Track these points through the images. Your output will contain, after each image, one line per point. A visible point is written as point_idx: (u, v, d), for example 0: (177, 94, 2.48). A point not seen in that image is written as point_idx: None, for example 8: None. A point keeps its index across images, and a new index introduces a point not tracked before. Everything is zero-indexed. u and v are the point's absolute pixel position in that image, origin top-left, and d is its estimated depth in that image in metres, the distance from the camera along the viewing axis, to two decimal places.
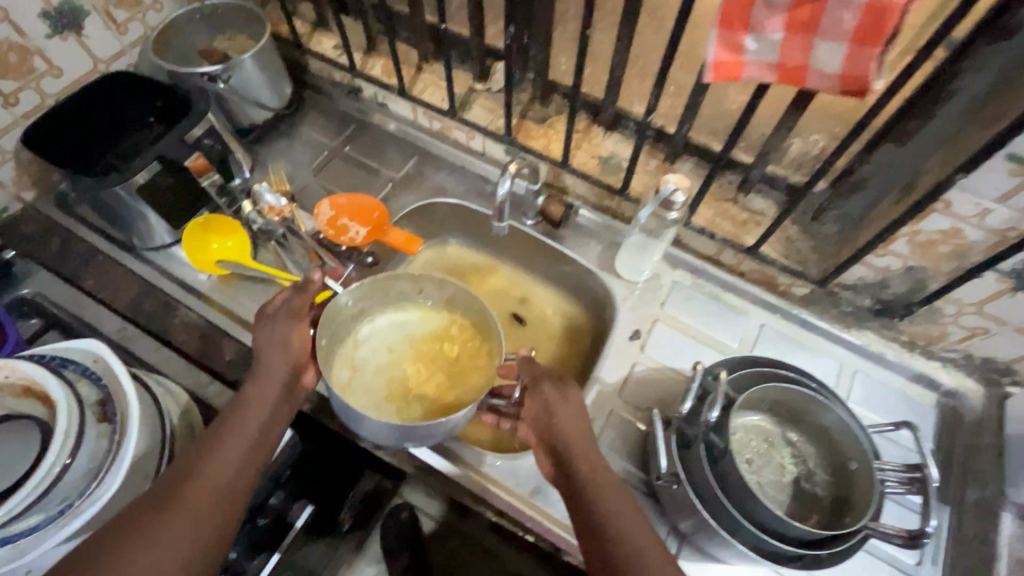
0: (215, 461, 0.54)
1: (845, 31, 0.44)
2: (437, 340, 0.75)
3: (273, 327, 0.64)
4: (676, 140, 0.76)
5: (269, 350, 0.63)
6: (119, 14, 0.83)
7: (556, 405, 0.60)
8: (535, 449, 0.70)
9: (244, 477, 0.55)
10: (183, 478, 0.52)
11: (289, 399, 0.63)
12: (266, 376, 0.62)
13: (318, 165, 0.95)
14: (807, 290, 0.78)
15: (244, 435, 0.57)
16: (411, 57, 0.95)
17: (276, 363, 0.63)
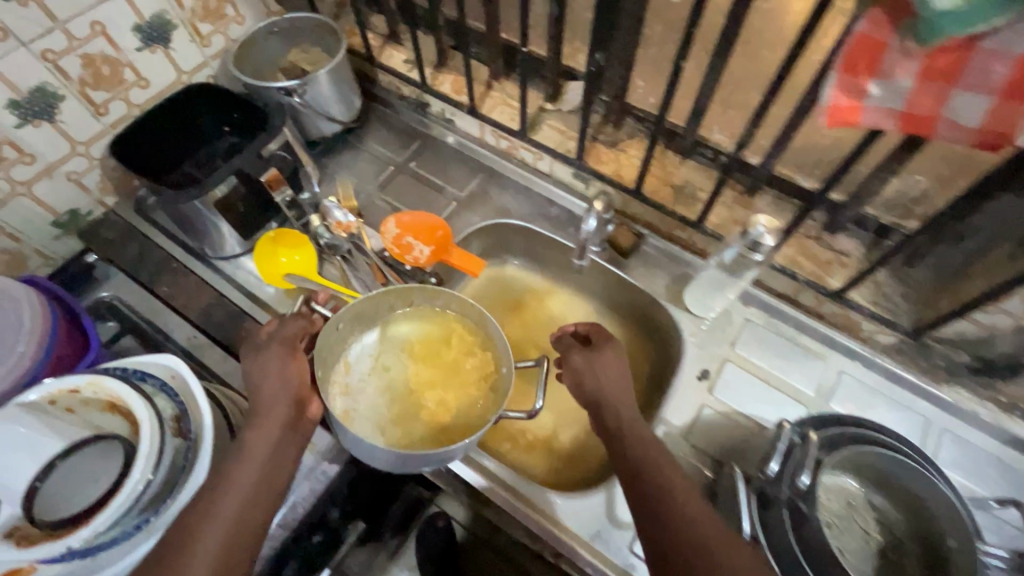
0: (204, 528, 0.50)
1: (994, 85, 0.40)
2: (432, 353, 0.75)
3: (261, 359, 0.60)
4: (761, 174, 0.73)
5: (265, 389, 0.59)
6: (204, 27, 0.85)
7: (607, 369, 0.62)
8: (594, 490, 0.68)
9: (239, 541, 0.51)
10: (179, 543, 0.49)
11: (293, 436, 0.58)
12: (264, 421, 0.57)
13: (383, 180, 0.95)
14: (895, 339, 0.73)
15: (240, 485, 0.53)
16: (481, 74, 0.93)
17: (271, 404, 0.58)
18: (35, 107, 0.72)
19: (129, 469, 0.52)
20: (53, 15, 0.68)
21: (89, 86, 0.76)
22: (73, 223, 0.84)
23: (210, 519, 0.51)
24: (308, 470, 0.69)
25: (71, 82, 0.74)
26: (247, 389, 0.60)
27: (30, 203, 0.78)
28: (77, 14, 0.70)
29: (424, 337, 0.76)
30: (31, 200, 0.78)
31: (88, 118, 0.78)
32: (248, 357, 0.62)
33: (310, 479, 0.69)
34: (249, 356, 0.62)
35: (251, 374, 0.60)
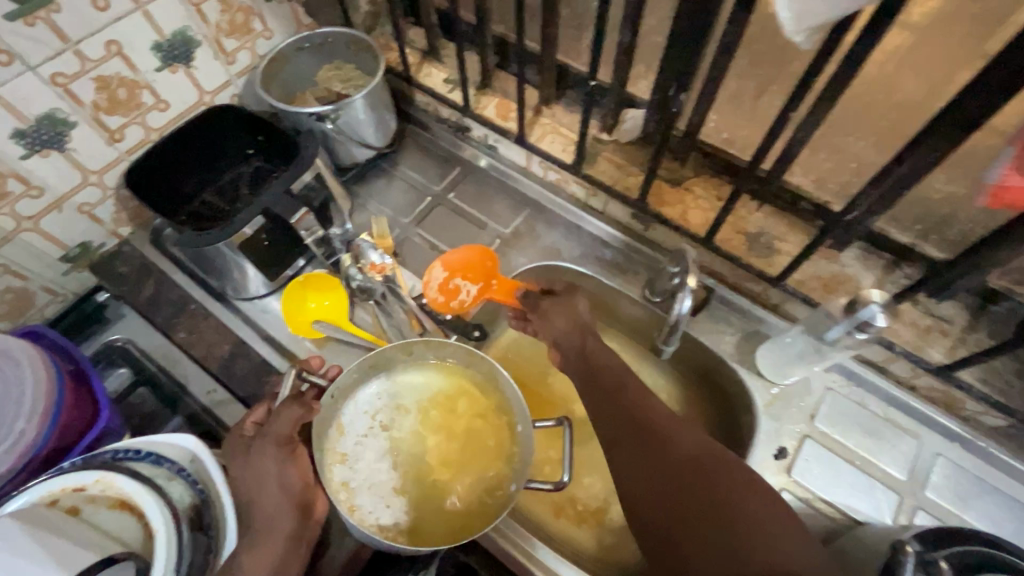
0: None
1: None
2: (436, 412, 0.65)
3: (251, 460, 0.54)
4: (860, 230, 0.64)
5: (260, 501, 0.52)
6: (229, 43, 0.77)
7: (554, 316, 0.68)
8: None
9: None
10: None
11: (298, 548, 0.52)
12: (260, 537, 0.50)
13: (419, 212, 0.87)
14: (1004, 422, 0.64)
15: None
16: (530, 97, 0.85)
17: (268, 517, 0.52)
18: (43, 136, 0.64)
19: None
20: (64, 34, 0.60)
21: (103, 110, 0.68)
22: (83, 257, 0.77)
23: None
24: None
25: (83, 107, 0.66)
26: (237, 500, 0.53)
27: (38, 238, 0.70)
28: (91, 32, 0.62)
29: (426, 393, 0.66)
30: (39, 234, 0.70)
31: (101, 145, 0.71)
32: (231, 461, 0.55)
33: None
34: (234, 459, 0.55)
35: (240, 483, 0.53)
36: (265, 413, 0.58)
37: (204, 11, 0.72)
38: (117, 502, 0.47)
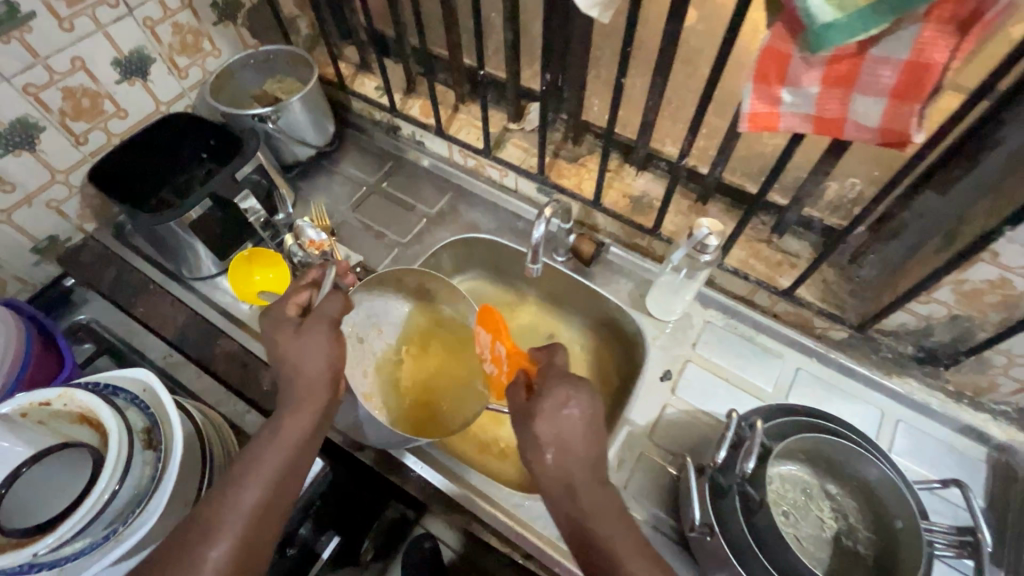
0: (225, 507, 0.52)
1: (885, 88, 0.44)
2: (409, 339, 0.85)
3: (298, 338, 0.61)
4: (710, 182, 0.77)
5: (305, 370, 0.59)
6: (181, 61, 0.90)
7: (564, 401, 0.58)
8: None
9: (263, 523, 0.53)
10: (208, 519, 0.51)
11: (326, 418, 0.60)
12: (297, 401, 0.58)
13: (356, 201, 0.99)
14: (845, 334, 0.76)
15: (270, 469, 0.54)
16: (448, 97, 0.98)
17: (307, 387, 0.59)
18: (15, 138, 0.75)
19: (95, 480, 0.52)
20: (34, 51, 0.72)
21: (69, 116, 0.80)
22: (52, 249, 0.87)
23: (233, 500, 0.52)
24: None
25: (51, 113, 0.77)
26: (280, 367, 0.60)
27: (10, 230, 0.80)
28: (58, 50, 0.74)
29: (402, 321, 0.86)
30: (11, 227, 0.80)
31: (68, 147, 0.82)
32: (275, 332, 0.62)
33: None
34: (281, 330, 0.62)
35: (286, 351, 0.60)
36: (308, 297, 0.66)
37: (158, 32, 0.84)
38: (78, 418, 0.56)
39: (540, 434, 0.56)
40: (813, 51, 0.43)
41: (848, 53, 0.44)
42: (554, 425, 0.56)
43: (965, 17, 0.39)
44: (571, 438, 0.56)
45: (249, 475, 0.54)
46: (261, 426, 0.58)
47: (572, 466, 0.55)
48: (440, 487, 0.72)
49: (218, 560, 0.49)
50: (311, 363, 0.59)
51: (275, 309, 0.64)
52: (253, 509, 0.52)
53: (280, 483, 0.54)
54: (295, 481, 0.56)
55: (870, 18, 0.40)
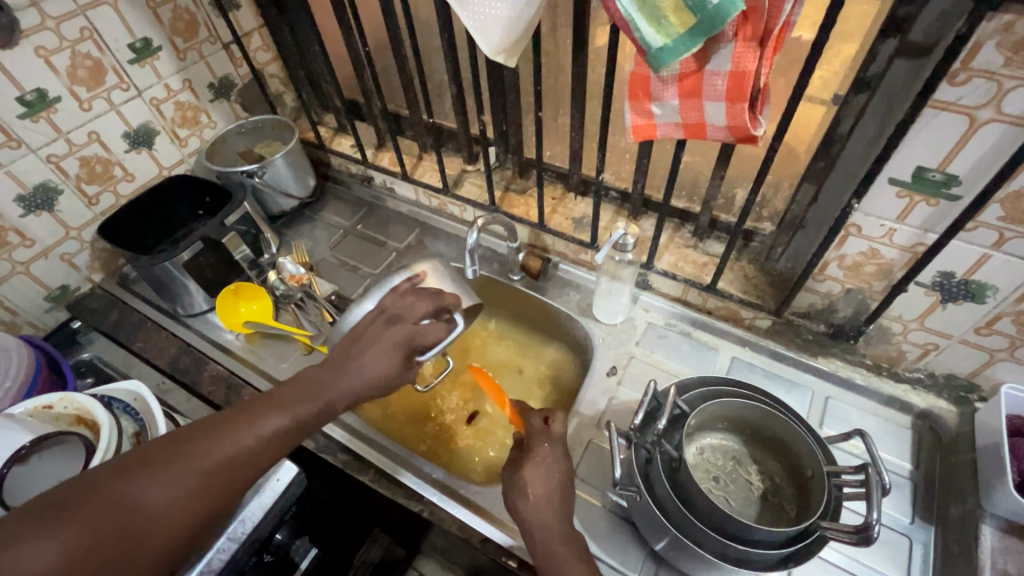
0: (251, 427, 0.56)
1: (721, 93, 0.56)
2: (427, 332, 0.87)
3: (394, 366, 0.64)
4: (635, 198, 0.88)
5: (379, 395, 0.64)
6: (182, 132, 1.05)
7: (535, 477, 0.63)
8: None
9: (276, 446, 0.57)
10: (238, 423, 0.55)
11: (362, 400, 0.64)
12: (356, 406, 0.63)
13: (334, 242, 1.11)
14: (769, 321, 0.84)
15: (306, 405, 0.59)
16: (413, 149, 1.13)
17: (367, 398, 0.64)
18: (37, 200, 0.88)
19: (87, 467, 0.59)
20: (58, 127, 0.86)
21: (84, 181, 0.93)
22: (63, 298, 0.98)
23: (265, 419, 0.57)
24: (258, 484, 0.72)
25: (69, 178, 0.91)
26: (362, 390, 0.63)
27: (27, 280, 0.91)
28: (78, 126, 0.89)
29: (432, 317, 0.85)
30: (28, 277, 0.91)
31: (81, 208, 0.95)
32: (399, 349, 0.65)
33: (259, 493, 0.71)
34: (389, 356, 0.64)
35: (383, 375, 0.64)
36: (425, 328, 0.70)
37: (162, 109, 1.00)
38: (76, 420, 0.64)
39: (528, 477, 0.63)
40: (658, 70, 0.55)
41: (689, 70, 0.56)
42: (535, 472, 0.63)
43: (760, 34, 0.52)
44: (539, 480, 0.63)
45: (285, 410, 0.58)
46: (314, 368, 0.64)
47: (539, 505, 0.61)
48: (441, 507, 0.76)
49: (227, 459, 0.53)
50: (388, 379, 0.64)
51: (399, 330, 0.66)
52: (275, 433, 0.56)
53: (302, 426, 0.59)
54: (309, 433, 0.60)
55: (689, 40, 0.51)
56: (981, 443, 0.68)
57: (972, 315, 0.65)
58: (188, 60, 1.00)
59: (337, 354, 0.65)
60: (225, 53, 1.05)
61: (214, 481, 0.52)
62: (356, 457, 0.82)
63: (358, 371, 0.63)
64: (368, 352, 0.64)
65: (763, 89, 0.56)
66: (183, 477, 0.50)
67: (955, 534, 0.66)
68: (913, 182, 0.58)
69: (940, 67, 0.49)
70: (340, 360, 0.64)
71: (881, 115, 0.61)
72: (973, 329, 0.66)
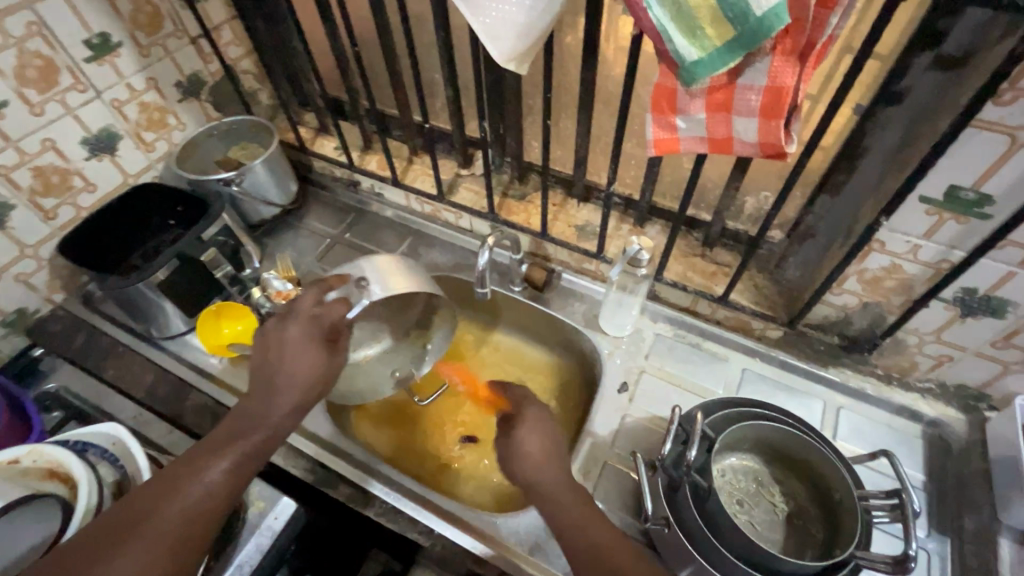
0: (194, 481, 0.54)
1: (754, 109, 0.53)
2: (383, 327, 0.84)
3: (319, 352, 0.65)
4: (642, 206, 0.85)
5: (307, 380, 0.64)
6: (148, 135, 0.96)
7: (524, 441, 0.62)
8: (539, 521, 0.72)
9: (230, 486, 0.55)
10: (180, 479, 0.54)
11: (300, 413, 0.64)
12: (300, 408, 0.64)
13: (321, 252, 1.04)
14: (780, 332, 0.83)
15: (249, 439, 0.59)
16: (402, 151, 1.06)
17: (307, 397, 0.64)
18: None
19: (65, 529, 0.54)
20: (6, 135, 0.77)
21: (39, 194, 0.84)
22: (20, 322, 0.89)
23: (208, 466, 0.56)
24: (253, 525, 0.67)
25: (21, 191, 0.82)
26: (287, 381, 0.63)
27: None
28: (29, 133, 0.80)
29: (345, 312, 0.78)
30: None
31: (37, 223, 0.86)
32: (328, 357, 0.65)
33: (256, 535, 0.66)
34: (303, 337, 0.65)
35: (309, 363, 0.64)
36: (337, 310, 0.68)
37: (124, 112, 0.91)
38: (47, 474, 0.57)
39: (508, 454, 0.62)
40: (689, 84, 0.51)
41: (720, 83, 0.53)
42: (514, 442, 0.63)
43: (801, 48, 0.49)
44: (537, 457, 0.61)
45: (228, 449, 0.57)
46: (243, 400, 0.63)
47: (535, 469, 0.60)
48: (456, 540, 0.72)
49: (177, 520, 0.51)
50: (317, 385, 0.64)
51: (306, 316, 0.66)
52: (224, 477, 0.56)
53: (251, 460, 0.58)
54: (260, 463, 0.60)
55: (727, 53, 0.48)
56: (996, 454, 0.68)
57: (991, 330, 0.64)
58: (152, 56, 0.91)
59: (258, 378, 0.64)
60: (193, 48, 0.96)
61: (172, 545, 0.50)
62: (358, 489, 0.77)
63: (277, 363, 0.64)
64: (288, 358, 0.63)
65: (798, 105, 0.53)
66: (134, 556, 0.48)
67: (972, 545, 0.67)
68: (944, 201, 0.56)
69: (987, 86, 0.47)
70: (265, 381, 0.63)
71: (907, 127, 0.59)
72: (990, 343, 0.66)
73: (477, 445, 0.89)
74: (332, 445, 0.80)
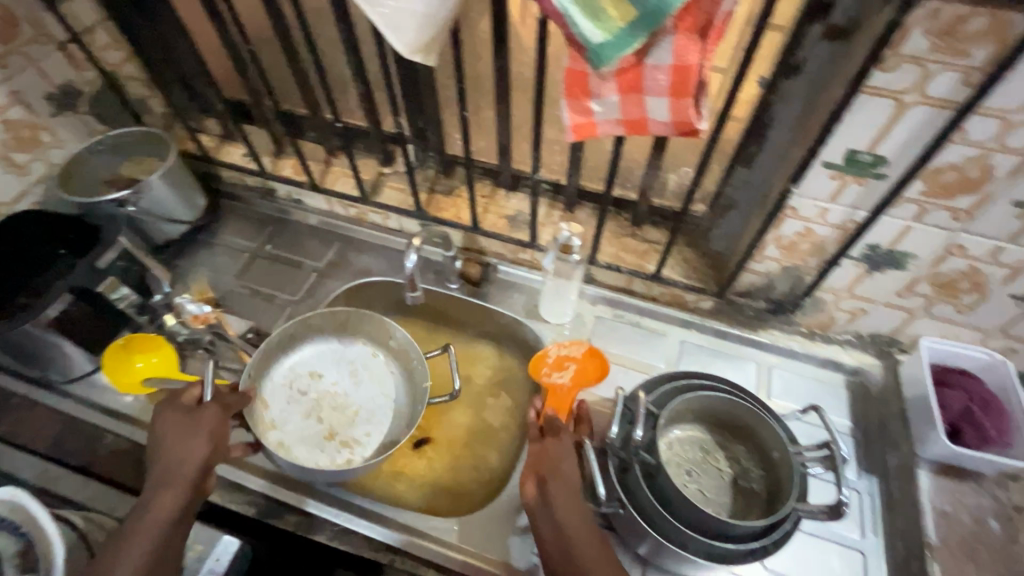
0: None
1: (663, 88, 0.53)
2: (346, 375, 0.86)
3: (180, 431, 0.63)
4: (570, 191, 0.85)
5: (182, 459, 0.61)
6: (19, 157, 0.86)
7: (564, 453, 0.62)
8: (499, 519, 0.71)
9: None
10: None
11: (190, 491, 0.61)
12: (188, 487, 0.61)
13: (240, 269, 0.97)
14: (712, 302, 0.85)
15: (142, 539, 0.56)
16: (319, 153, 1.00)
17: (192, 473, 0.61)
18: None
19: None
20: None
21: None
22: None
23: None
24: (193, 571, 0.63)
25: None
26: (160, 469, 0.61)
27: None
28: None
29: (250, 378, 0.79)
30: None
31: None
32: (201, 416, 0.65)
33: None
34: (166, 427, 0.64)
35: (177, 445, 0.62)
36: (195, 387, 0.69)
37: None
38: None
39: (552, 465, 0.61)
40: (598, 67, 0.51)
41: (628, 64, 0.52)
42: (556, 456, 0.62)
43: (700, 26, 0.49)
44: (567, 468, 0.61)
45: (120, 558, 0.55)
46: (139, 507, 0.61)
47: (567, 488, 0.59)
48: (415, 552, 0.70)
49: None
50: (198, 441, 0.63)
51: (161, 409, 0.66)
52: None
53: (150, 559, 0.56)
54: (165, 558, 0.57)
55: (631, 34, 0.47)
56: (909, 394, 0.74)
57: (895, 281, 0.69)
58: (12, 67, 0.80)
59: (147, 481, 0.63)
60: (62, 55, 0.85)
61: None
62: (305, 516, 0.73)
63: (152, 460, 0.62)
64: (156, 451, 0.62)
65: (705, 82, 0.54)
66: None
67: (896, 480, 0.72)
68: (845, 165, 0.59)
69: (872, 54, 0.49)
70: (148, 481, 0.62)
71: (807, 96, 0.61)
72: (895, 293, 0.71)
73: (431, 444, 0.85)
74: (272, 474, 0.75)
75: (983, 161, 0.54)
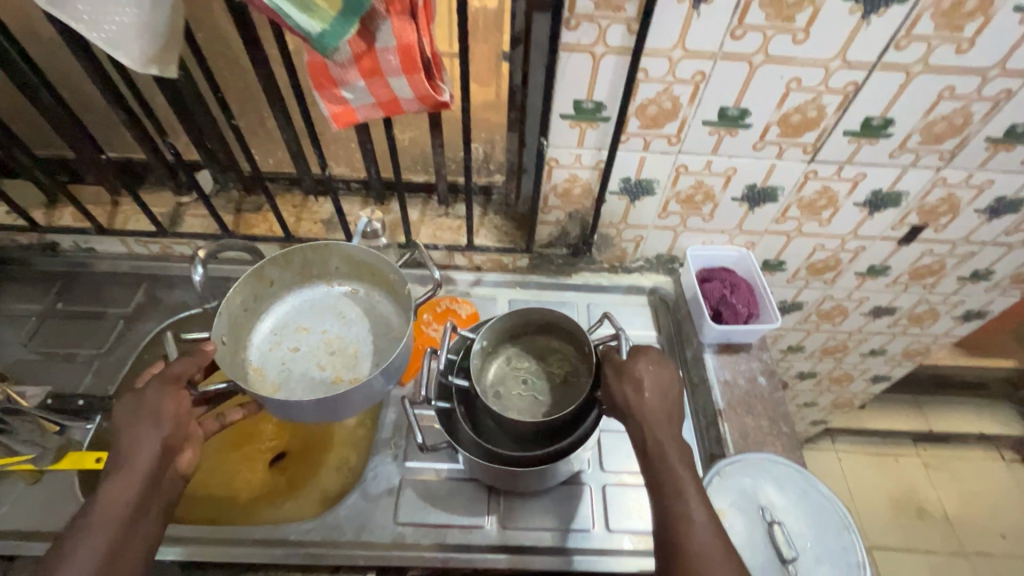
0: None
1: (397, 68, 0.58)
2: (334, 319, 0.78)
3: (137, 424, 0.57)
4: (373, 183, 0.88)
5: (141, 453, 0.55)
6: None
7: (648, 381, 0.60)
8: (359, 504, 0.72)
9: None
10: None
11: (157, 486, 0.55)
12: (157, 478, 0.56)
13: (28, 335, 0.87)
14: (527, 259, 0.94)
15: (100, 535, 0.51)
16: (103, 194, 0.93)
17: (157, 465, 0.56)
18: None
19: None
20: None
21: None
22: None
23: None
24: None
25: None
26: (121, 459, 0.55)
27: None
28: None
29: (225, 345, 0.69)
30: None
31: None
32: (151, 405, 0.58)
33: None
34: (127, 416, 0.58)
35: (139, 436, 0.56)
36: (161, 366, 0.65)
37: None
38: None
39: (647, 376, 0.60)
40: (328, 55, 0.55)
41: (361, 51, 0.57)
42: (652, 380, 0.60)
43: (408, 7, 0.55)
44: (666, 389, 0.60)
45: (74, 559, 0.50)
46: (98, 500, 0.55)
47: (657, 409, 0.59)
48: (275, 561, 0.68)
49: None
50: (156, 432, 0.57)
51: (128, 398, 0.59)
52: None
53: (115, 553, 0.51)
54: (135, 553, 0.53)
55: (344, 21, 0.52)
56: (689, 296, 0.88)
57: (653, 205, 0.83)
58: None
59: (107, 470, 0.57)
60: None
61: None
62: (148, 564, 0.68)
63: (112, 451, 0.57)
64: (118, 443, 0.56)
65: (434, 59, 0.60)
66: None
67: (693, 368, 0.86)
68: (576, 113, 0.70)
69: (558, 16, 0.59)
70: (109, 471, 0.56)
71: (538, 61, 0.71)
72: (657, 215, 0.84)
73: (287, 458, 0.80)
74: None
75: (669, 93, 0.67)
